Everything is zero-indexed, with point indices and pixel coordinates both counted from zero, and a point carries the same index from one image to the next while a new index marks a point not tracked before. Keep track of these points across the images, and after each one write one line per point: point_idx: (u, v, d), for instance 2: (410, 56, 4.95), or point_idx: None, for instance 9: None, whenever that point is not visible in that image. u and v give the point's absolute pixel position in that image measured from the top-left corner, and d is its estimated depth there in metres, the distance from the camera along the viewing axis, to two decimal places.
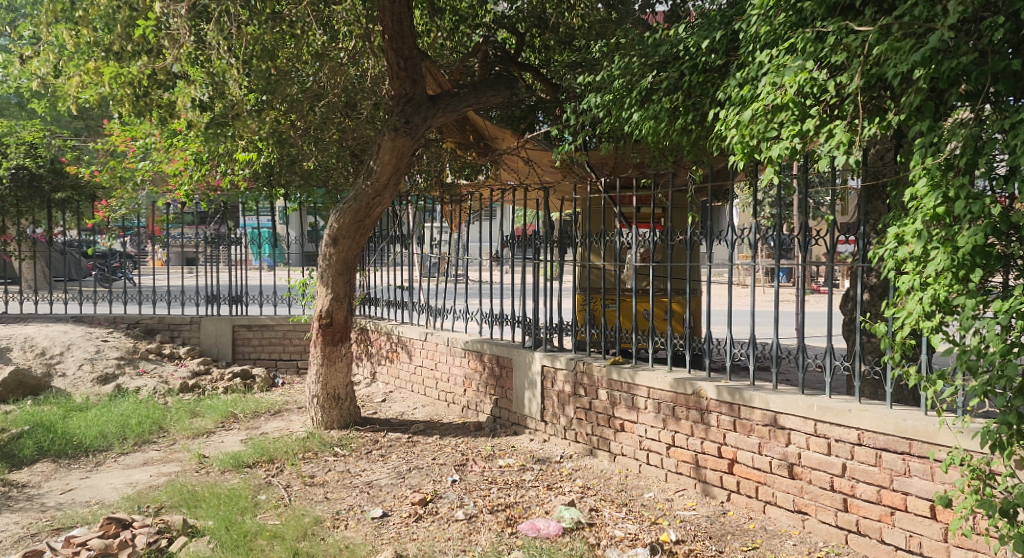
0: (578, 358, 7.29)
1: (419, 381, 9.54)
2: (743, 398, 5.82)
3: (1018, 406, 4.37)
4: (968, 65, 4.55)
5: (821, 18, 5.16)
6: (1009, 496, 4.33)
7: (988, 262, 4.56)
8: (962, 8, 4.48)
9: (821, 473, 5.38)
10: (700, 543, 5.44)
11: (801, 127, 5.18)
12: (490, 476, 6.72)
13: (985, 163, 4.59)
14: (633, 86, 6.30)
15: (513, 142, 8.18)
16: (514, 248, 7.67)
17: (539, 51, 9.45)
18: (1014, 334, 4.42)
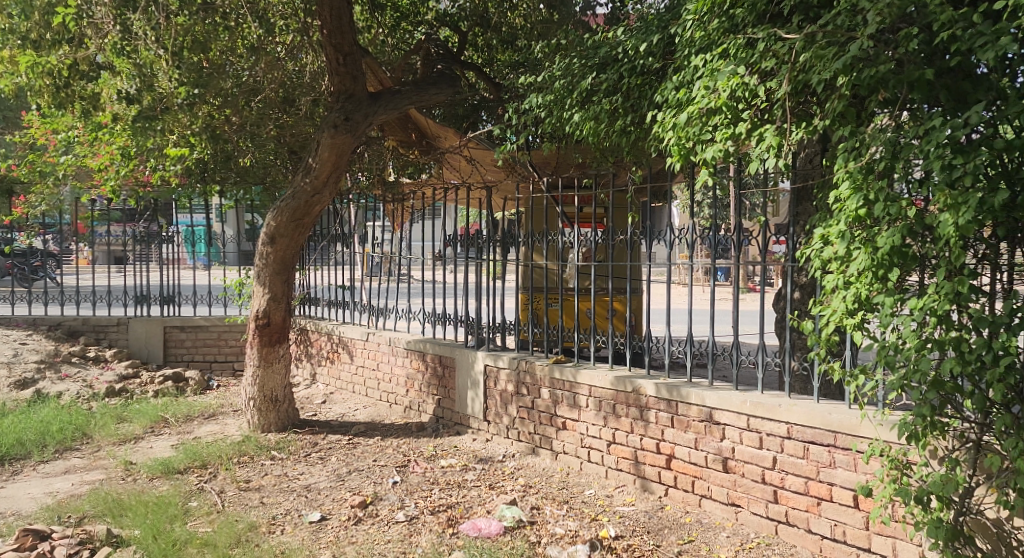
0: (520, 357, 7.33)
1: (360, 382, 9.43)
2: (680, 395, 5.96)
3: (931, 399, 4.64)
4: (886, 74, 4.78)
5: (751, 25, 5.39)
6: (924, 484, 4.60)
7: (905, 262, 4.80)
8: (881, 19, 4.72)
9: (753, 466, 5.57)
10: (638, 538, 5.55)
11: (733, 130, 5.35)
12: (432, 476, 6.69)
13: (901, 168, 4.84)
14: (574, 87, 6.40)
15: (455, 141, 8.30)
16: (457, 248, 7.65)
17: (481, 50, 9.33)
18: (927, 330, 4.68)
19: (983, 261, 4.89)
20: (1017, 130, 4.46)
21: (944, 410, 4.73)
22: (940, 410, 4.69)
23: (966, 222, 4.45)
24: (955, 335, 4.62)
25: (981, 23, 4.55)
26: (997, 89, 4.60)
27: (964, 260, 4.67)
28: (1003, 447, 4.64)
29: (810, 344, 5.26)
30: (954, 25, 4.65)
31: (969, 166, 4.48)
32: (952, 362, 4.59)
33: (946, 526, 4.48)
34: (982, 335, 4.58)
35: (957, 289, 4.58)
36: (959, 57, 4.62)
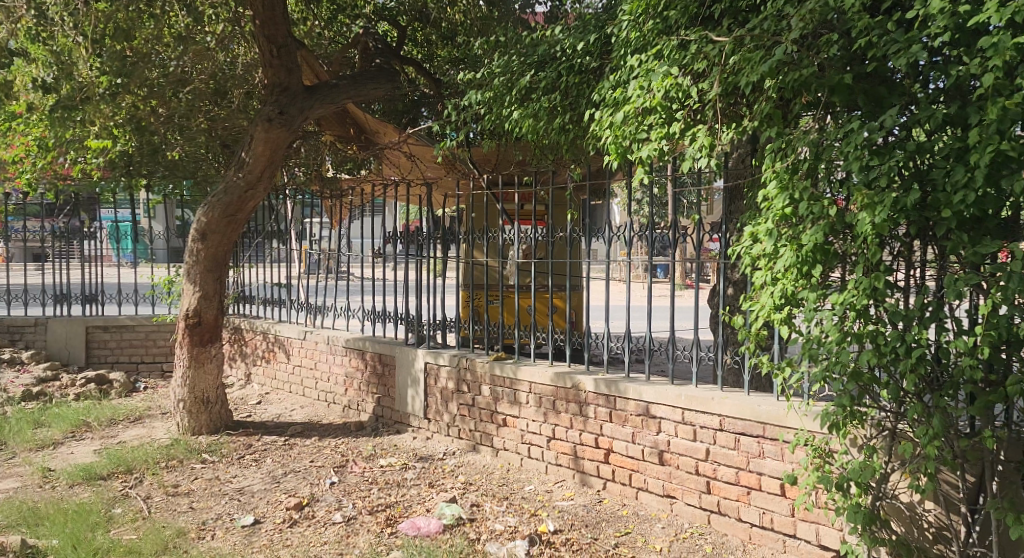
0: (461, 354, 7.33)
1: (297, 382, 9.28)
2: (618, 390, 6.06)
3: (851, 390, 4.85)
4: (809, 78, 4.96)
5: (683, 27, 5.52)
6: (845, 471, 4.82)
7: (827, 259, 5.02)
8: (803, 25, 4.93)
9: (687, 458, 5.71)
10: (576, 532, 5.64)
11: (668, 130, 5.47)
12: (371, 476, 6.61)
13: (824, 168, 5.03)
14: (512, 84, 6.45)
15: (394, 137, 8.19)
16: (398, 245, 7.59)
17: (422, 44, 9.35)
18: (849, 324, 4.89)
19: (897, 257, 5.07)
20: (928, 133, 4.68)
21: (863, 400, 4.95)
22: (859, 400, 4.92)
23: (881, 220, 4.69)
24: (873, 329, 4.84)
25: (895, 30, 4.76)
26: (910, 94, 4.80)
27: (882, 257, 4.89)
28: (915, 434, 4.89)
29: (741, 339, 5.42)
30: (871, 32, 4.85)
31: (885, 167, 4.70)
32: (869, 354, 4.79)
33: (864, 510, 4.70)
34: (897, 328, 4.82)
35: (874, 285, 4.79)
36: (875, 64, 4.82)
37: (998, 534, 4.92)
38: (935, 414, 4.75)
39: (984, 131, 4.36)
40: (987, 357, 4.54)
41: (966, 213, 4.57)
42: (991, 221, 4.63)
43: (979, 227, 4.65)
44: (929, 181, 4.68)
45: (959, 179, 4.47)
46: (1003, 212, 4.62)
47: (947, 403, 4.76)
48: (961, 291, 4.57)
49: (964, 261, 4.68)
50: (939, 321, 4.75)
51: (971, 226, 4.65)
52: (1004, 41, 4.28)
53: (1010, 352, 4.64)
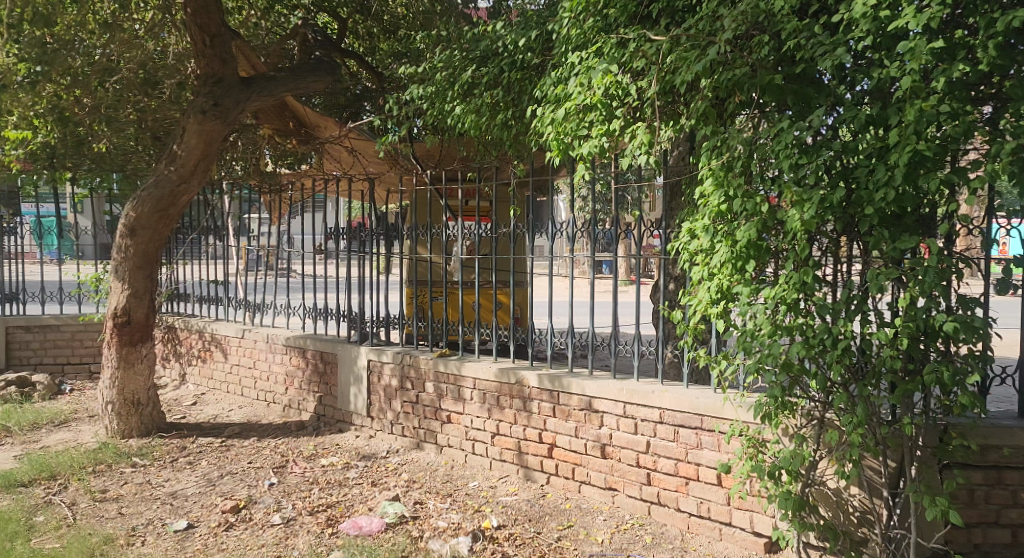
0: (404, 352, 7.32)
1: (236, 382, 9.23)
2: (562, 385, 6.12)
3: (782, 382, 4.97)
4: (742, 77, 5.08)
5: (623, 25, 5.61)
6: (777, 459, 5.00)
7: (760, 255, 5.14)
8: (736, 25, 5.05)
9: (629, 451, 5.81)
10: (519, 526, 5.70)
11: (608, 127, 5.54)
12: (312, 476, 6.58)
13: (757, 166, 5.15)
14: (455, 79, 6.47)
15: (334, 130, 7.99)
16: (341, 241, 7.56)
17: (363, 38, 9.32)
18: (780, 317, 5.03)
19: (826, 253, 5.17)
20: (852, 133, 4.82)
21: (793, 390, 5.08)
22: (790, 391, 5.05)
23: (809, 216, 4.83)
24: (802, 322, 4.98)
25: (821, 33, 4.90)
26: (835, 95, 4.95)
27: (811, 252, 5.01)
28: (841, 422, 5.05)
29: (679, 332, 5.53)
30: (799, 34, 4.99)
31: (813, 166, 4.85)
32: (799, 346, 4.92)
33: (794, 497, 4.87)
34: (825, 320, 4.95)
35: (803, 279, 4.92)
36: (803, 66, 4.96)
37: (917, 516, 5.11)
38: (859, 403, 4.91)
39: (903, 131, 4.51)
40: (907, 348, 4.73)
41: (888, 210, 4.74)
42: (910, 217, 4.81)
43: (899, 223, 4.83)
44: (854, 179, 4.83)
45: (880, 178, 4.63)
46: (921, 208, 4.82)
47: (870, 392, 4.92)
48: (883, 285, 4.73)
49: (885, 256, 4.85)
50: (863, 313, 4.91)
51: (892, 222, 4.83)
52: (920, 46, 4.44)
53: (928, 342, 4.84)
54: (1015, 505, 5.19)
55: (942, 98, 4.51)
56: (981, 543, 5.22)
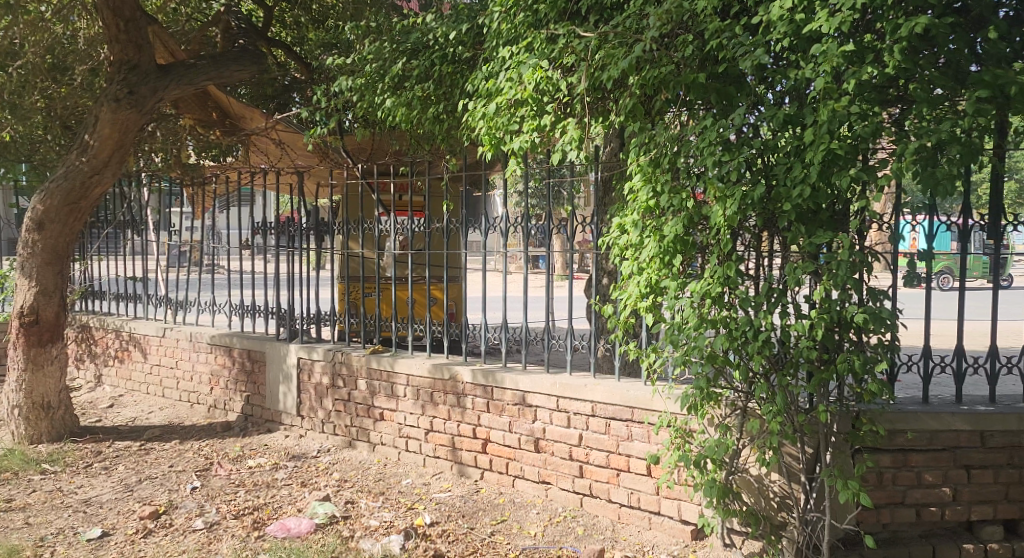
0: (335, 349, 7.24)
1: (156, 382, 8.99)
2: (495, 380, 6.13)
3: (707, 373, 5.05)
4: (668, 76, 5.15)
5: (553, 21, 5.62)
6: (703, 448, 5.13)
7: (686, 249, 5.19)
8: (661, 23, 5.07)
9: (562, 445, 5.85)
10: (452, 523, 5.69)
11: (539, 122, 5.58)
12: (238, 479, 6.45)
13: (682, 165, 5.22)
14: (385, 71, 6.48)
15: (260, 122, 8.04)
16: (269, 236, 7.43)
17: (291, 27, 9.11)
18: (706, 309, 5.10)
19: (748, 248, 5.23)
20: (772, 132, 4.91)
21: (718, 381, 5.15)
22: (714, 382, 5.13)
23: (732, 213, 4.93)
24: (726, 315, 5.05)
25: (742, 33, 4.97)
26: (756, 95, 5.03)
27: (733, 247, 5.10)
28: (762, 411, 5.10)
29: (609, 326, 5.59)
30: (721, 34, 5.05)
31: (735, 163, 4.93)
32: (722, 338, 5.00)
33: (718, 485, 5.00)
34: (747, 313, 5.02)
35: (726, 273, 5.01)
36: (725, 65, 5.03)
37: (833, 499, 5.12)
38: (779, 393, 4.97)
39: (818, 130, 4.64)
40: (822, 338, 4.82)
41: (804, 206, 4.84)
42: (825, 212, 4.91)
43: (814, 219, 4.92)
44: (773, 176, 4.92)
45: (796, 174, 4.74)
46: (834, 204, 4.91)
47: (789, 382, 4.99)
48: (799, 277, 4.83)
49: (803, 250, 4.95)
50: (783, 306, 4.99)
51: (808, 217, 4.92)
52: (831, 49, 4.55)
53: (842, 333, 4.98)
54: (919, 486, 5.28)
55: (853, 99, 4.65)
56: (889, 523, 5.28)
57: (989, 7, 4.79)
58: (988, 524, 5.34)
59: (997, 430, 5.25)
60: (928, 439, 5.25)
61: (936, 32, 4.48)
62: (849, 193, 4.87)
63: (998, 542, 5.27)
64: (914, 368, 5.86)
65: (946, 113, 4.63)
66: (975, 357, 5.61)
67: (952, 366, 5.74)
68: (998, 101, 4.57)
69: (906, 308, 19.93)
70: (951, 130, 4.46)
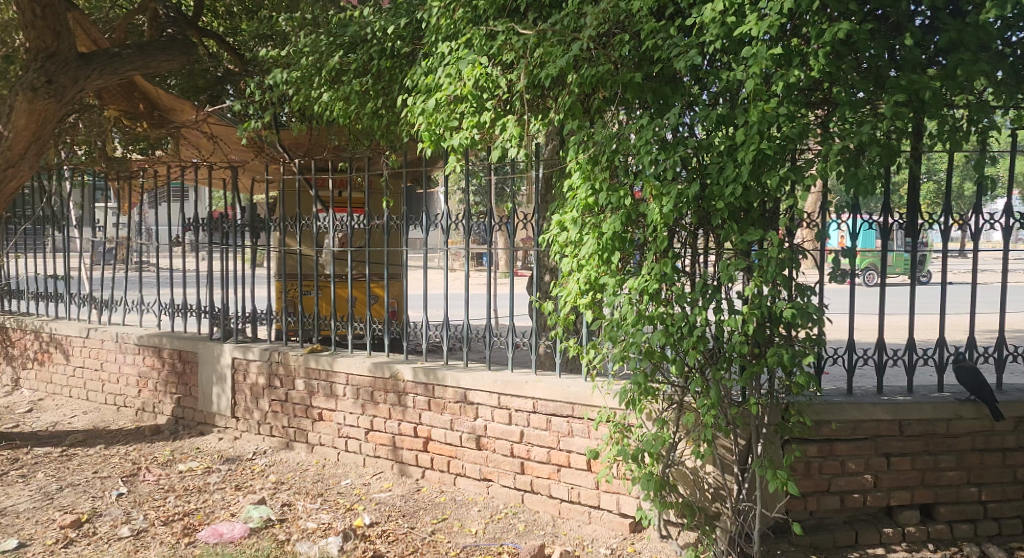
0: (272, 348, 7.07)
1: (79, 385, 8.63)
2: (436, 378, 6.08)
3: (646, 368, 5.08)
4: (605, 74, 5.14)
5: (492, 18, 5.59)
6: (642, 442, 5.17)
7: (624, 246, 5.20)
8: (598, 23, 5.08)
9: (503, 442, 5.83)
10: (392, 523, 5.63)
11: (479, 119, 5.56)
12: (167, 484, 6.22)
13: (620, 163, 5.23)
14: (321, 65, 6.44)
15: (191, 115, 7.82)
16: (202, 232, 7.23)
17: (224, 17, 9.06)
18: (643, 306, 5.10)
19: (684, 245, 5.22)
20: (708, 131, 4.96)
21: (656, 376, 5.18)
22: (652, 377, 5.14)
23: (668, 210, 4.96)
24: (663, 311, 5.06)
25: (677, 34, 4.99)
26: (691, 95, 5.07)
27: (670, 244, 5.13)
28: (696, 405, 5.15)
29: (550, 323, 5.54)
30: (656, 35, 5.07)
31: (670, 161, 4.96)
32: (659, 334, 5.03)
33: (655, 478, 5.06)
34: (683, 309, 5.05)
35: (663, 270, 5.03)
36: (660, 65, 5.04)
37: (764, 489, 5.18)
38: (713, 386, 5.01)
39: (749, 130, 4.70)
40: (754, 333, 4.88)
41: (736, 204, 4.87)
42: (755, 211, 4.95)
43: (746, 217, 4.97)
44: (708, 175, 4.95)
45: (728, 174, 4.78)
46: (765, 202, 4.97)
47: (721, 376, 5.03)
48: (732, 275, 4.92)
49: (735, 248, 4.99)
50: (716, 302, 5.02)
51: (740, 215, 4.96)
52: (761, 52, 4.64)
53: (772, 328, 5.02)
54: (843, 474, 5.39)
55: (782, 100, 4.73)
56: (815, 510, 5.39)
57: (905, 16, 4.84)
58: (905, 508, 5.46)
59: (914, 418, 5.40)
60: (852, 428, 5.36)
61: (858, 38, 4.60)
62: (779, 192, 4.91)
63: (915, 525, 5.42)
64: (839, 361, 5.99)
65: (867, 116, 4.75)
66: (895, 350, 5.76)
67: (874, 358, 5.89)
68: (915, 104, 4.72)
69: (833, 303, 20.57)
70: (870, 133, 4.61)
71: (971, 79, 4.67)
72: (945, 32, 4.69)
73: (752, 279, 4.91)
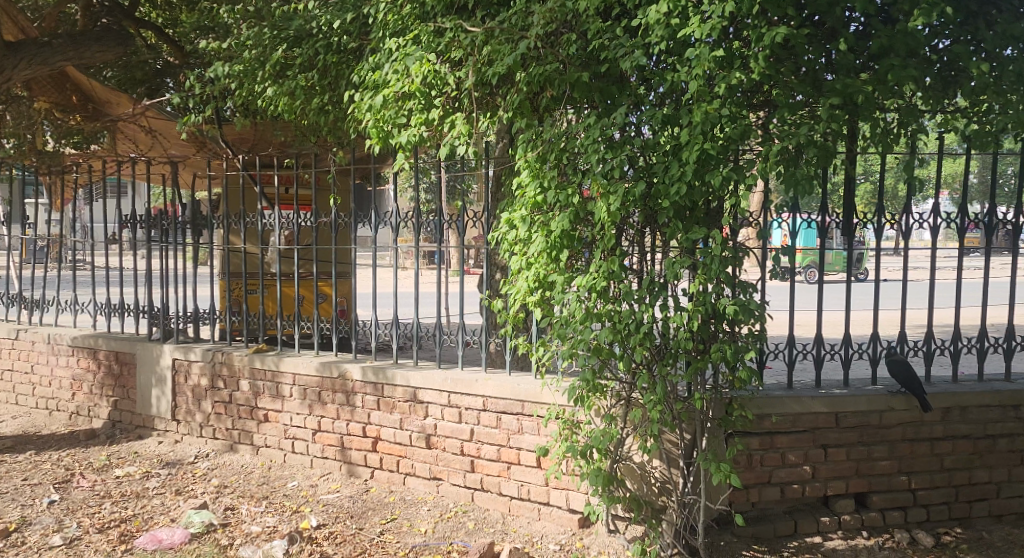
0: (215, 349, 6.90)
1: (9, 389, 8.32)
2: (385, 377, 6.01)
3: (595, 366, 5.09)
4: (552, 73, 5.14)
5: (440, 15, 5.54)
6: (591, 439, 5.18)
7: (573, 244, 5.18)
8: (545, 21, 5.06)
9: (453, 440, 5.80)
10: (340, 524, 5.55)
11: (427, 116, 5.51)
12: (102, 490, 6.03)
13: (568, 160, 5.22)
14: (265, 59, 6.36)
15: (127, 108, 7.76)
16: (140, 230, 7.02)
17: (164, 8, 8.83)
18: (591, 304, 5.10)
19: (632, 243, 5.24)
20: (655, 131, 4.99)
21: (605, 373, 5.20)
22: (600, 374, 5.16)
23: (615, 208, 4.95)
24: (611, 308, 5.06)
25: (623, 35, 5.00)
26: (637, 95, 5.09)
27: (618, 242, 5.15)
28: (643, 401, 5.16)
29: (499, 321, 5.49)
30: (603, 35, 5.07)
31: (617, 161, 4.98)
32: (607, 331, 5.03)
33: (604, 474, 5.08)
34: (631, 307, 5.06)
35: (611, 267, 5.03)
36: (606, 65, 5.04)
37: (709, 483, 5.25)
38: (659, 382, 5.04)
39: (693, 130, 4.74)
40: (699, 330, 4.94)
41: (681, 204, 4.91)
42: (700, 210, 4.99)
43: (691, 215, 5.00)
44: (654, 175, 4.98)
45: (673, 173, 4.80)
46: (710, 201, 5.01)
47: (667, 372, 5.04)
48: (677, 272, 4.94)
49: (680, 247, 5.03)
50: (663, 299, 5.04)
51: (685, 213, 4.98)
52: (704, 54, 4.67)
53: (717, 324, 5.09)
54: (784, 465, 5.49)
55: (725, 101, 4.78)
56: (757, 502, 5.49)
57: (841, 21, 4.93)
58: (841, 497, 5.60)
59: (850, 410, 5.53)
60: (792, 421, 5.47)
61: (795, 42, 4.69)
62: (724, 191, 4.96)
63: (850, 514, 5.56)
64: (779, 355, 6.08)
65: (804, 118, 4.83)
66: (832, 344, 5.86)
67: (813, 353, 6.00)
68: (849, 108, 4.82)
69: (773, 300, 20.99)
70: (808, 134, 4.70)
71: (901, 83, 4.78)
72: (876, 38, 4.78)
73: (697, 276, 4.96)
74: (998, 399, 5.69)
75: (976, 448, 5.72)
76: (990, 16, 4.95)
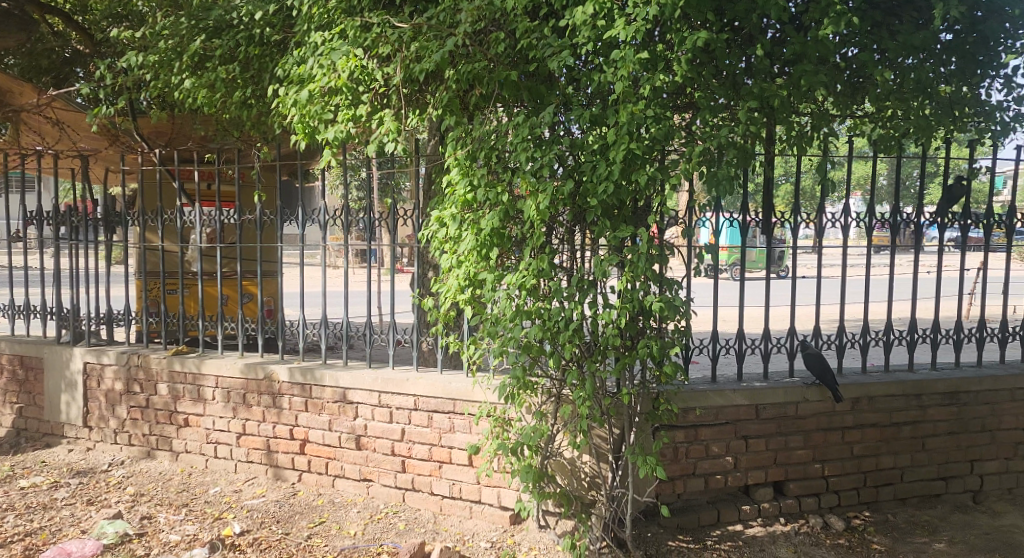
0: (131, 351, 6.65)
1: None
2: (313, 378, 5.89)
3: (525, 364, 5.09)
4: (481, 71, 5.12)
5: (367, 10, 5.44)
6: (521, 436, 5.18)
7: (503, 242, 5.15)
8: (474, 19, 5.04)
9: (384, 441, 5.73)
10: (265, 530, 5.41)
11: (354, 111, 5.42)
12: (6, 502, 5.74)
13: (496, 158, 5.19)
14: (183, 49, 6.14)
15: (32, 98, 7.30)
16: (49, 227, 6.71)
17: None
18: (521, 303, 5.09)
19: (562, 241, 5.25)
20: (583, 130, 5.01)
21: (535, 371, 5.20)
22: (531, 371, 5.15)
23: (544, 206, 4.95)
24: (541, 306, 5.06)
25: (551, 34, 5.00)
26: (565, 95, 5.10)
27: (548, 241, 5.16)
28: (573, 398, 5.17)
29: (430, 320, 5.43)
30: (531, 34, 5.06)
31: (546, 159, 4.98)
32: (537, 329, 5.01)
33: (534, 471, 5.08)
34: (560, 305, 5.06)
35: (541, 265, 5.04)
36: (535, 65, 5.03)
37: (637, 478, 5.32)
38: (588, 379, 5.06)
39: (620, 130, 4.78)
40: (626, 327, 4.99)
41: (609, 202, 4.94)
42: (627, 208, 5.04)
43: (619, 213, 5.04)
44: (582, 174, 5.00)
45: (600, 172, 4.83)
46: (637, 201, 5.06)
47: (597, 368, 5.07)
48: (606, 270, 4.96)
49: (608, 245, 5.06)
50: (592, 296, 5.07)
51: (613, 212, 5.02)
52: (628, 55, 4.70)
53: (644, 320, 5.15)
54: (708, 457, 5.62)
55: (650, 102, 4.83)
56: (683, 494, 5.59)
57: (759, 27, 5.04)
58: (761, 487, 5.75)
59: (770, 403, 5.68)
60: (715, 414, 5.59)
61: (717, 47, 4.77)
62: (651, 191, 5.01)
63: (769, 503, 5.71)
64: (702, 350, 6.14)
65: (725, 120, 4.93)
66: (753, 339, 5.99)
67: (735, 347, 6.10)
68: (767, 110, 4.93)
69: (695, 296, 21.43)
70: (728, 136, 4.79)
71: (813, 88, 4.91)
72: (791, 45, 4.90)
73: (623, 274, 5.00)
74: (903, 388, 5.92)
75: (884, 436, 5.94)
76: (893, 26, 5.10)
